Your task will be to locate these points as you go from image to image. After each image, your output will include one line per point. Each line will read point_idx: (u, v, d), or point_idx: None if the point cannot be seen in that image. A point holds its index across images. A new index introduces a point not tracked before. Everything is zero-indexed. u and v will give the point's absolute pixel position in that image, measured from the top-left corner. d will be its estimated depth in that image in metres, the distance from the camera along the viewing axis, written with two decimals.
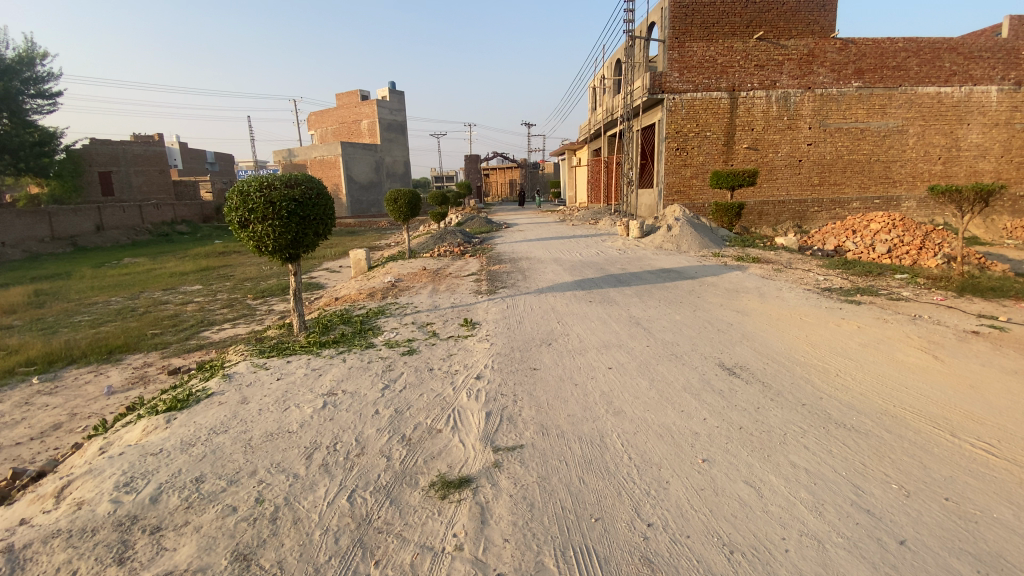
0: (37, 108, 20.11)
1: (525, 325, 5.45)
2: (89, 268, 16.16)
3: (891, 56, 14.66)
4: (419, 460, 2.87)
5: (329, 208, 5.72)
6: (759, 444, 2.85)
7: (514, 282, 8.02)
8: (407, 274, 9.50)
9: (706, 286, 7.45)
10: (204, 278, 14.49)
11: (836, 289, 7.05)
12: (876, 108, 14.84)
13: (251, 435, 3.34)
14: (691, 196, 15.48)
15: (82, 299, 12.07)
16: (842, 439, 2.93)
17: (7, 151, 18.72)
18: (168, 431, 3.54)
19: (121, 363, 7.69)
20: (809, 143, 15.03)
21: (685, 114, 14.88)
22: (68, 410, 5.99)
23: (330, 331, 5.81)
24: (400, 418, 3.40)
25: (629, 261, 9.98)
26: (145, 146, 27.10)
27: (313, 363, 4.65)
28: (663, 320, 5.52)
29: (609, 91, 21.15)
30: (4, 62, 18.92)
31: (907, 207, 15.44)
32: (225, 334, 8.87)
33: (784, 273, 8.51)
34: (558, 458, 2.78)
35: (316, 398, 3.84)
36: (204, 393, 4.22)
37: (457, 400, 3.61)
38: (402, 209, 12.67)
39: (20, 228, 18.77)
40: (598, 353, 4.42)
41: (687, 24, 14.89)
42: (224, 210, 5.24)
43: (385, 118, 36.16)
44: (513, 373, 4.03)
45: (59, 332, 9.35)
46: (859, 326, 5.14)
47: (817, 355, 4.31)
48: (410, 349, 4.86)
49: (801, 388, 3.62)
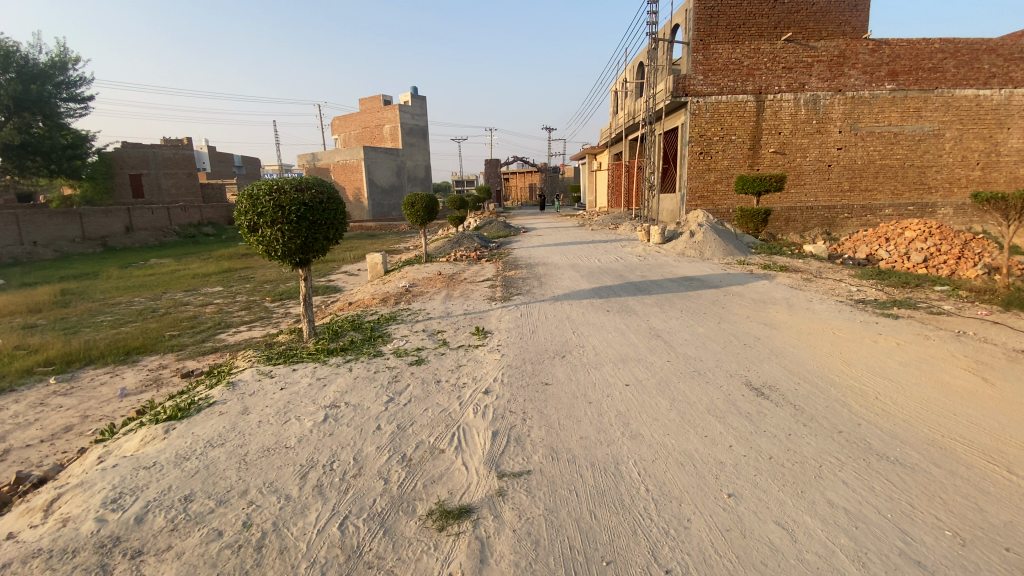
0: (70, 112, 20.73)
1: (539, 336, 5.23)
2: (116, 269, 16.51)
3: (926, 58, 14.11)
4: (418, 484, 2.68)
5: (340, 213, 5.60)
6: (792, 478, 2.57)
7: (530, 289, 7.82)
8: (422, 279, 9.35)
9: (732, 295, 7.13)
10: (225, 279, 14.64)
11: (870, 301, 6.64)
12: (910, 111, 14.24)
13: (248, 449, 3.20)
14: (714, 202, 15.06)
15: (106, 299, 12.27)
16: (885, 473, 2.64)
17: (39, 154, 19.31)
18: (164, 443, 3.42)
19: (137, 364, 7.69)
20: (839, 148, 14.49)
21: (709, 117, 14.49)
22: (80, 412, 5.98)
23: (339, 338, 5.67)
24: (401, 435, 3.21)
25: (650, 269, 9.66)
26: (174, 149, 27.71)
27: (319, 372, 4.51)
28: (684, 332, 5.24)
29: (631, 95, 20.85)
30: (38, 67, 19.43)
31: (943, 214, 14.76)
32: (240, 337, 8.86)
33: (814, 283, 8.11)
34: (568, 488, 2.55)
35: (317, 410, 3.68)
36: (206, 401, 4.09)
37: (463, 417, 3.41)
38: (419, 213, 12.55)
39: (52, 229, 19.28)
40: (615, 368, 4.17)
41: (712, 26, 14.46)
42: (234, 214, 5.14)
43: (407, 122, 36.42)
44: (523, 388, 3.81)
45: (81, 332, 9.47)
46: (898, 343, 4.78)
47: (854, 376, 3.97)
48: (418, 359, 4.67)
49: (837, 413, 3.32)
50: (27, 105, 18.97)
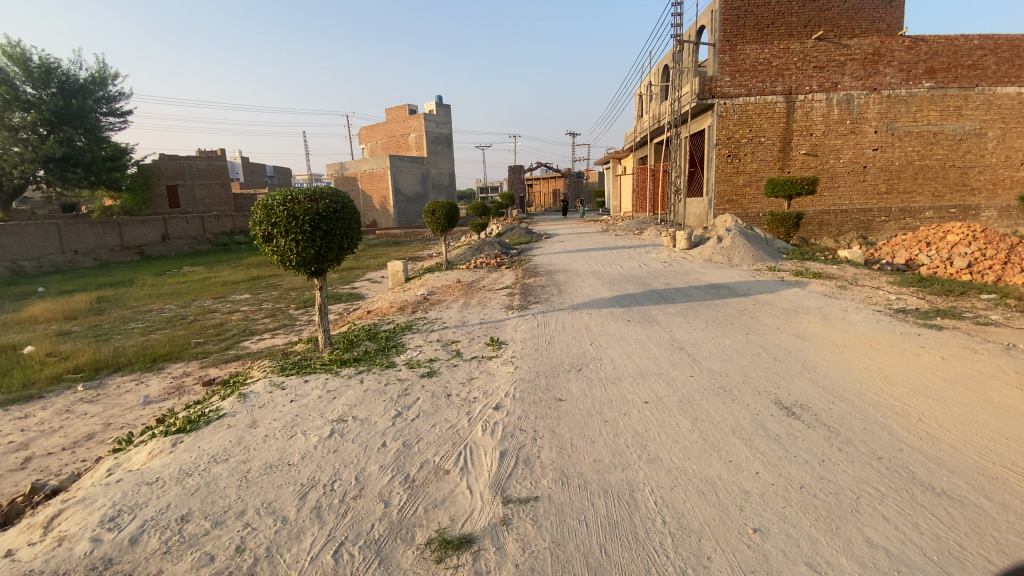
0: (110, 125, 21.61)
1: (556, 347, 5.05)
2: (150, 276, 16.99)
3: (966, 55, 13.41)
4: (419, 508, 2.54)
5: (354, 222, 5.55)
6: (826, 512, 2.33)
7: (550, 297, 7.65)
8: (441, 287, 9.29)
9: (761, 304, 6.82)
10: (252, 287, 14.90)
11: (911, 310, 6.24)
12: (950, 110, 13.57)
13: (250, 466, 3.11)
14: (743, 205, 14.60)
15: (139, 306, 12.62)
16: (931, 507, 2.37)
17: (80, 166, 20.09)
18: (170, 457, 3.38)
19: (162, 372, 7.81)
20: (875, 148, 13.88)
21: (737, 119, 14.08)
22: (103, 419, 6.06)
23: (354, 348, 5.59)
24: (406, 453, 3.08)
25: (675, 275, 9.36)
26: (209, 160, 28.58)
27: (330, 384, 4.42)
28: (709, 344, 4.99)
29: (656, 99, 20.51)
30: (79, 83, 20.33)
31: (987, 216, 14.00)
32: (263, 344, 8.94)
33: (849, 290, 7.70)
34: (577, 518, 2.38)
35: (324, 425, 3.59)
36: (216, 414, 4.04)
37: (471, 434, 3.26)
38: (440, 220, 12.52)
39: (92, 238, 20.03)
40: (633, 383, 3.96)
41: (739, 26, 14.03)
42: (250, 224, 5.13)
43: (432, 131, 36.77)
44: (536, 404, 3.64)
45: (112, 339, 9.72)
46: (943, 357, 4.42)
47: (895, 394, 3.67)
48: (430, 370, 4.55)
49: (876, 436, 3.05)
50: (68, 120, 19.82)
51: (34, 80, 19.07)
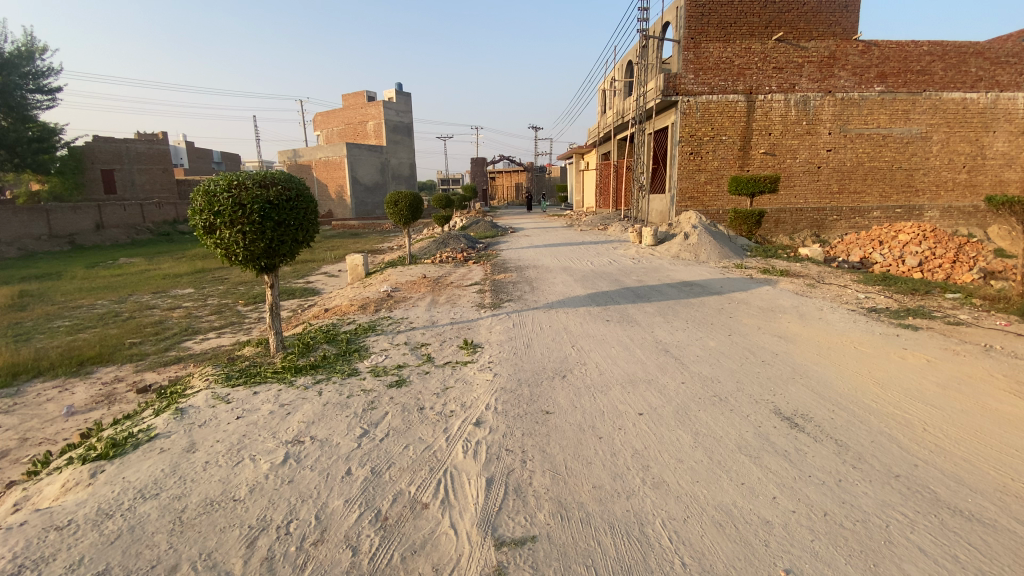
0: (38, 104, 19.63)
1: (534, 350, 4.71)
2: (81, 269, 15.56)
3: (915, 60, 13.90)
4: (394, 556, 2.14)
5: (311, 211, 5.00)
6: (858, 546, 2.09)
7: (522, 295, 7.30)
8: (405, 283, 8.76)
9: (737, 303, 6.68)
10: (197, 280, 13.83)
11: (882, 309, 6.26)
12: (899, 113, 14.07)
13: (186, 503, 2.61)
14: (704, 202, 14.68)
15: (67, 302, 11.44)
16: (965, 535, 2.17)
17: (3, 147, 18.16)
18: (87, 492, 2.82)
19: (91, 377, 6.96)
20: (829, 149, 14.24)
21: (699, 117, 14.10)
22: (18, 434, 5.26)
23: (310, 353, 5.05)
24: (376, 483, 2.65)
25: (646, 272, 9.22)
26: (149, 144, 26.55)
27: (283, 396, 3.90)
28: (695, 347, 4.75)
29: (620, 94, 20.45)
30: (2, 56, 18.33)
31: (930, 217, 14.65)
32: (208, 345, 8.19)
33: (818, 288, 7.71)
34: (584, 563, 2.03)
35: (277, 447, 3.10)
36: (146, 434, 3.45)
37: (450, 457, 2.86)
38: (403, 212, 11.90)
39: (16, 226, 18.20)
40: (624, 392, 3.65)
41: (703, 24, 14.04)
42: (189, 212, 4.52)
43: (391, 119, 35.59)
44: (521, 419, 3.28)
45: (34, 339, 8.67)
46: (928, 359, 4.35)
47: (892, 401, 3.52)
48: (398, 380, 4.08)
49: (887, 450, 2.86)
50: None
51: None
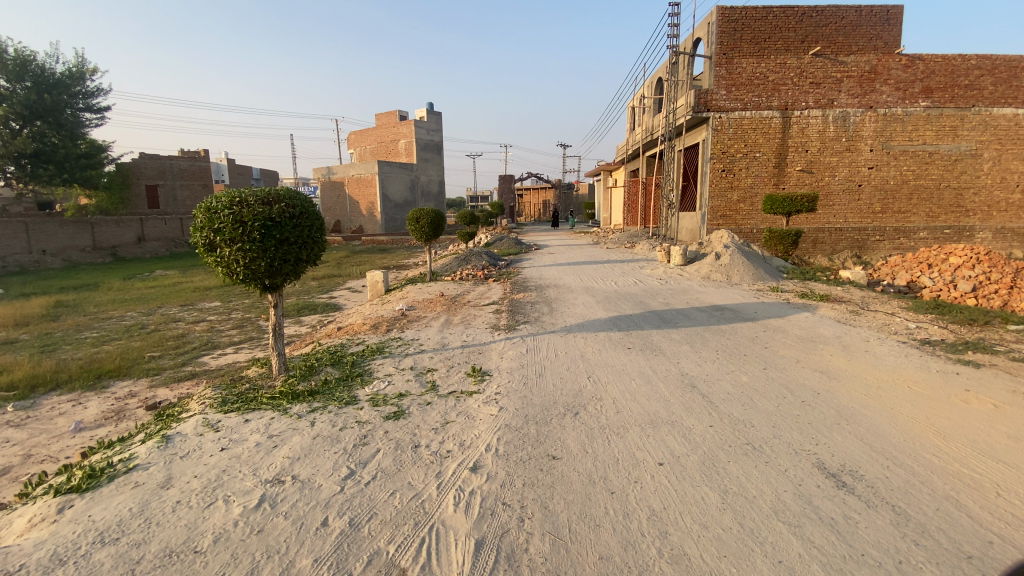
0: (87, 122, 20.58)
1: (547, 380, 4.35)
2: (119, 280, 16.01)
3: (962, 74, 13.09)
4: None
5: (316, 229, 4.82)
6: None
7: (540, 316, 6.95)
8: (421, 301, 8.54)
9: (773, 331, 6.17)
10: (225, 294, 13.97)
11: (937, 342, 5.66)
12: (946, 130, 13.26)
13: (144, 552, 2.34)
14: (737, 221, 14.09)
15: (99, 313, 11.65)
16: None
17: (52, 162, 19.03)
18: (49, 531, 2.60)
19: (106, 391, 6.90)
20: (870, 167, 13.51)
21: (732, 133, 13.59)
22: (23, 450, 5.16)
23: (312, 377, 4.79)
24: (352, 539, 2.34)
25: (674, 294, 8.76)
26: (191, 161, 27.51)
27: (273, 427, 3.65)
28: (724, 381, 4.32)
29: (649, 111, 20.11)
30: (55, 77, 19.23)
31: (981, 238, 13.68)
32: (224, 360, 8.11)
33: (862, 316, 7.13)
34: None
35: (254, 488, 2.83)
36: (124, 465, 3.23)
37: (440, 510, 2.53)
38: (424, 228, 11.74)
39: (62, 238, 18.97)
40: (643, 436, 3.26)
41: (736, 39, 13.40)
42: (190, 231, 4.36)
43: (422, 137, 36.07)
44: (523, 464, 2.93)
45: (60, 351, 8.77)
46: (996, 405, 3.79)
47: (958, 457, 3.02)
48: (397, 411, 3.79)
49: (956, 522, 2.38)
50: (41, 114, 18.68)
51: (7, 73, 17.95)
